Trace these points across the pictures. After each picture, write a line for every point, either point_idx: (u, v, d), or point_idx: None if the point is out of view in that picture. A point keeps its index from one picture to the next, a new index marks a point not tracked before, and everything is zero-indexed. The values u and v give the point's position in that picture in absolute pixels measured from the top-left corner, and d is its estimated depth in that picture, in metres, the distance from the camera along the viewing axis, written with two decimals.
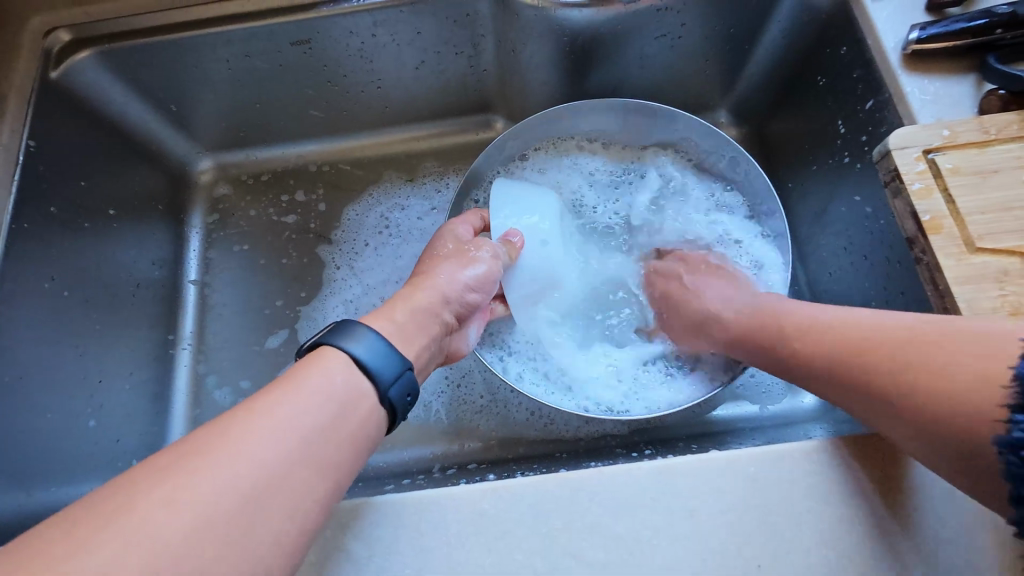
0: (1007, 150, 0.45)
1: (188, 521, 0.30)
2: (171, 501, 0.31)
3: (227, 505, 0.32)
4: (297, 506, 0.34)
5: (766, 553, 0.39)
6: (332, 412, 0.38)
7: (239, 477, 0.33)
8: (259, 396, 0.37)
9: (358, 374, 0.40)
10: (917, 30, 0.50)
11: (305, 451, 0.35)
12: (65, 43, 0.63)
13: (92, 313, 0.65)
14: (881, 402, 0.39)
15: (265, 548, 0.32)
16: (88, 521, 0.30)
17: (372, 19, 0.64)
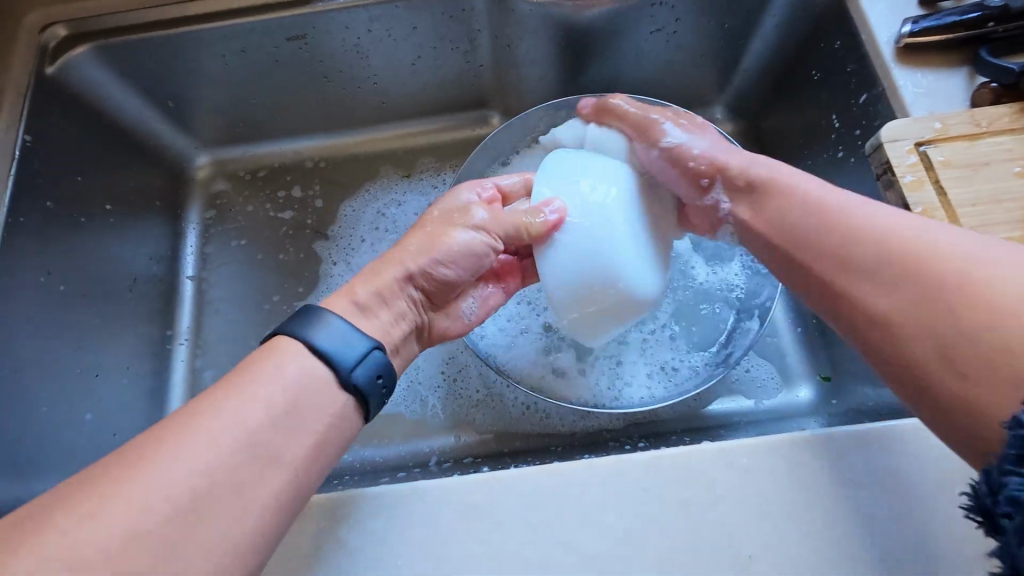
0: (997, 143, 0.45)
1: (137, 512, 0.32)
2: (124, 494, 0.32)
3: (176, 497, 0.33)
4: (251, 497, 0.35)
5: (758, 544, 0.40)
6: (290, 402, 0.38)
7: (189, 471, 0.34)
8: (219, 388, 0.38)
9: (315, 360, 0.40)
10: (909, 24, 0.50)
11: (259, 442, 0.36)
12: (62, 38, 0.63)
13: (89, 307, 0.65)
14: (933, 312, 0.35)
15: (217, 541, 0.33)
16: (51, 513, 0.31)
17: (368, 15, 0.65)
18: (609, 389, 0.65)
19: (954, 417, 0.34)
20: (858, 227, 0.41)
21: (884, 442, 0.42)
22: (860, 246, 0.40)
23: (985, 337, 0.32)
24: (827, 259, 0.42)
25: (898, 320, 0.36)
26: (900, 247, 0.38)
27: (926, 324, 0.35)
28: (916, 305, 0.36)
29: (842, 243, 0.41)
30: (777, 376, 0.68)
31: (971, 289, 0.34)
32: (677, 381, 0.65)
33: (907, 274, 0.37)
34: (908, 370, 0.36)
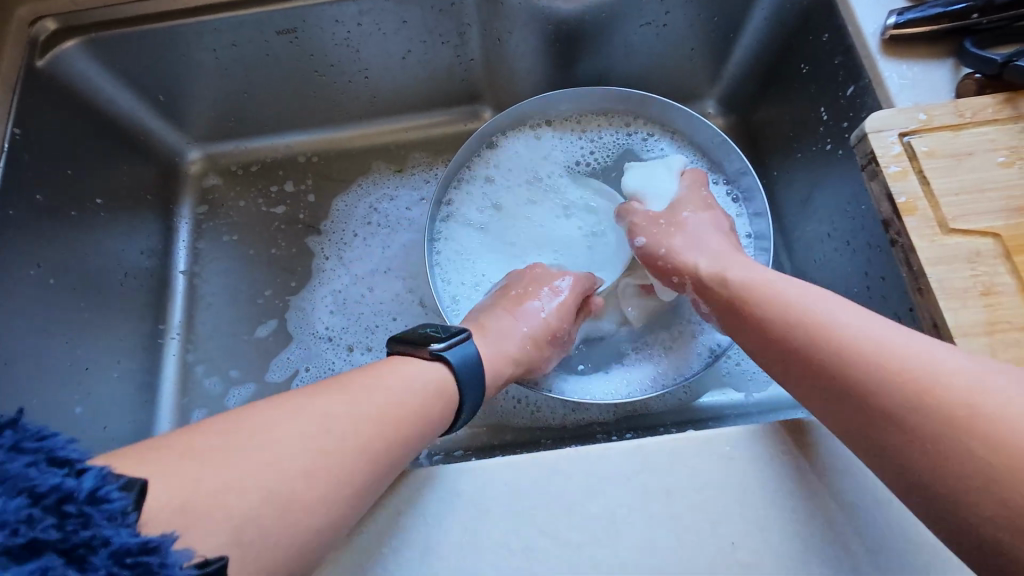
0: (981, 133, 0.45)
1: (297, 459, 0.35)
2: (285, 442, 0.36)
3: (327, 457, 0.36)
4: (374, 479, 0.39)
5: (740, 531, 0.40)
6: (423, 404, 0.43)
7: (341, 436, 0.38)
8: (367, 375, 0.43)
9: (450, 377, 0.47)
10: (895, 15, 0.50)
11: (394, 428, 0.40)
12: (52, 32, 0.63)
13: (79, 301, 0.65)
14: (916, 417, 0.34)
15: (337, 512, 0.37)
16: (214, 443, 0.35)
17: (357, 8, 0.65)
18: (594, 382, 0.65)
19: (962, 530, 0.32)
20: (806, 325, 0.41)
21: None
22: (803, 346, 0.41)
23: (932, 451, 0.33)
24: (780, 354, 0.43)
25: (879, 426, 0.36)
26: (863, 351, 0.38)
27: (869, 433, 0.36)
28: (850, 414, 0.37)
29: (790, 342, 0.42)
30: None
31: (903, 398, 0.35)
32: (665, 374, 0.65)
33: (844, 386, 0.38)
34: (907, 487, 0.35)
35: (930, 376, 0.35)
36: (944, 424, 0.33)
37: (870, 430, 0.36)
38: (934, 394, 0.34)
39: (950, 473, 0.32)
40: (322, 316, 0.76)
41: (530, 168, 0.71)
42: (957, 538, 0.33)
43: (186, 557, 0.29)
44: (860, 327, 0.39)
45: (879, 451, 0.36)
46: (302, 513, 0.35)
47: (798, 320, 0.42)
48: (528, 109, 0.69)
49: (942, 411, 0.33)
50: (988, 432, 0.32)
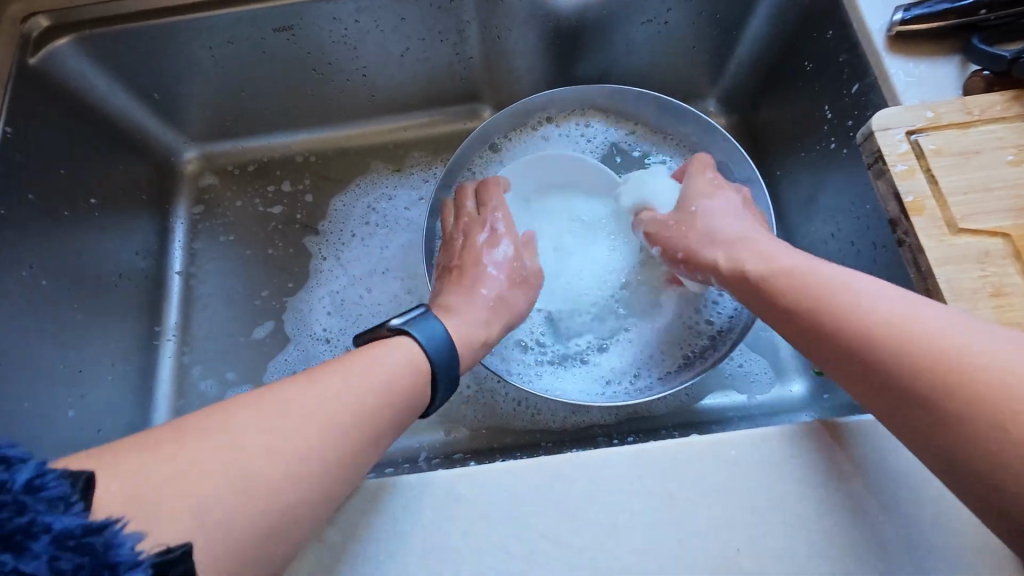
0: (989, 131, 0.44)
1: (287, 444, 0.35)
2: (270, 428, 0.35)
3: (317, 440, 0.36)
4: (367, 457, 0.39)
5: (746, 538, 0.39)
6: (411, 383, 0.43)
7: (329, 421, 0.37)
8: (348, 360, 0.42)
9: (419, 353, 0.45)
10: (901, 11, 0.49)
11: (382, 410, 0.40)
12: (45, 29, 0.62)
13: (72, 302, 0.64)
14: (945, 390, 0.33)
15: (333, 491, 0.37)
16: (193, 435, 0.34)
17: (355, 5, 0.64)
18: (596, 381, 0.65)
19: (996, 502, 0.32)
20: (841, 304, 0.39)
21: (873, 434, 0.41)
22: (838, 325, 0.39)
23: (963, 424, 0.32)
24: (812, 335, 0.40)
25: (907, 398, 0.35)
26: (888, 323, 0.37)
27: (916, 417, 0.34)
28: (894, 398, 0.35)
29: (824, 322, 0.40)
30: (770, 371, 0.67)
31: (927, 379, 0.34)
32: (667, 374, 0.64)
33: (886, 368, 0.36)
34: (937, 460, 0.34)
35: (979, 360, 0.33)
36: (997, 411, 0.31)
37: (898, 403, 0.35)
38: (962, 366, 0.33)
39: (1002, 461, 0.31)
40: (320, 316, 0.76)
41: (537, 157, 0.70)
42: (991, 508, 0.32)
43: (134, 539, 0.29)
44: (899, 306, 0.37)
45: (926, 437, 0.34)
46: (296, 496, 0.35)
47: (833, 299, 0.40)
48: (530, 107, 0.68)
49: (993, 397, 0.32)
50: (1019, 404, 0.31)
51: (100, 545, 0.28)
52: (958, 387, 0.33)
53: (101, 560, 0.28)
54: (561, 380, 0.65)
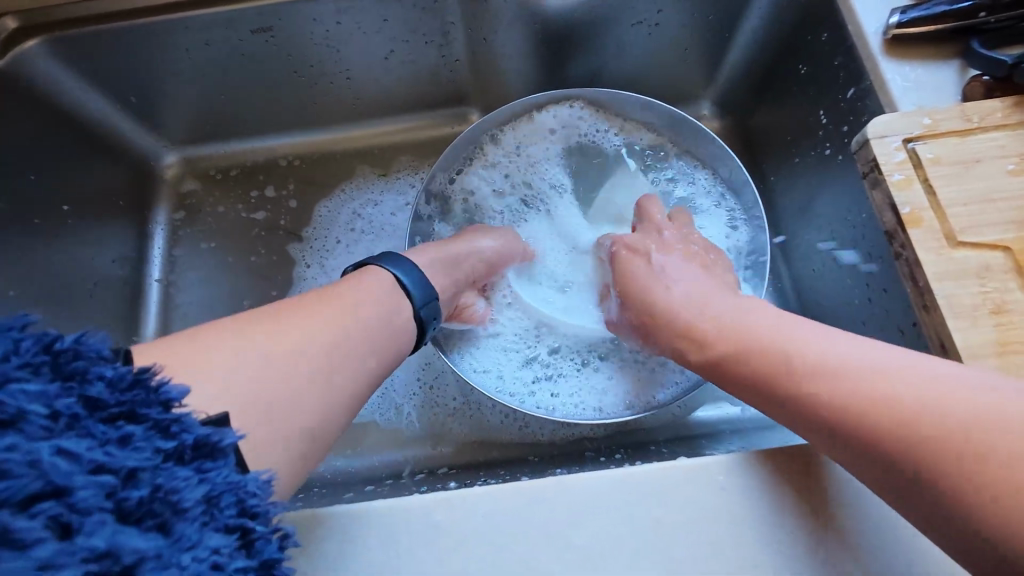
0: (990, 139, 0.42)
1: (285, 358, 0.36)
2: (269, 343, 0.37)
3: (312, 356, 0.38)
4: (339, 412, 0.39)
5: (736, 567, 0.37)
6: (384, 312, 0.44)
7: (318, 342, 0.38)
8: (316, 295, 0.42)
9: (391, 279, 0.47)
10: (898, 13, 0.48)
11: (364, 336, 0.41)
12: (13, 31, 0.59)
13: (45, 314, 0.62)
14: (892, 429, 0.33)
15: (336, 405, 0.38)
16: (200, 343, 0.35)
17: (337, 6, 0.62)
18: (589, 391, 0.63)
19: (959, 535, 0.31)
20: (816, 374, 0.38)
21: None
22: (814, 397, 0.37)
23: (917, 461, 0.32)
24: (788, 406, 0.39)
25: (859, 439, 0.35)
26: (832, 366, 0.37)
27: (902, 483, 0.33)
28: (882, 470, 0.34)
29: (800, 394, 0.38)
30: None
31: (874, 418, 0.34)
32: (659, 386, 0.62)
33: (860, 426, 0.35)
34: (898, 493, 0.34)
35: (964, 422, 0.32)
36: (990, 478, 0.30)
37: (851, 444, 0.35)
38: (908, 406, 0.33)
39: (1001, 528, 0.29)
40: None
41: (522, 169, 0.70)
42: (953, 541, 0.32)
43: (181, 386, 0.31)
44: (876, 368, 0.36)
45: (921, 506, 0.33)
46: (302, 407, 0.36)
47: (807, 368, 0.38)
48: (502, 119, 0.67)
49: (983, 461, 0.30)
50: (966, 440, 0.31)
51: (150, 384, 0.30)
52: (905, 425, 0.33)
53: (152, 397, 0.30)
54: (552, 390, 0.63)
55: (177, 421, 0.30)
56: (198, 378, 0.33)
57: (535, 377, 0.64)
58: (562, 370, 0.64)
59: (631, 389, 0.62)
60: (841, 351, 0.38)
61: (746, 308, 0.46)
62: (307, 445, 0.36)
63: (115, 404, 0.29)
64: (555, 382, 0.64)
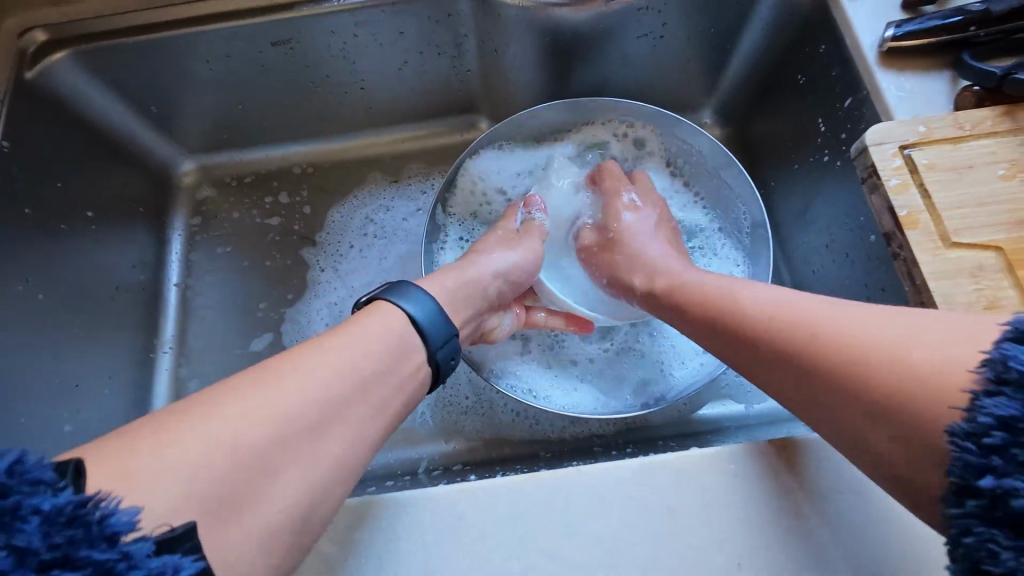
0: (982, 146, 0.45)
1: (258, 440, 0.34)
2: (243, 427, 0.34)
3: (288, 433, 0.35)
4: (343, 465, 0.38)
5: (746, 551, 0.39)
6: (381, 364, 0.42)
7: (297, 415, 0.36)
8: (307, 348, 0.40)
9: (401, 315, 0.46)
10: (892, 28, 0.50)
11: (360, 392, 0.39)
12: (41, 43, 0.61)
13: (70, 317, 0.64)
14: (842, 384, 0.35)
15: (333, 467, 0.37)
16: (166, 435, 0.33)
17: (353, 20, 0.64)
18: (592, 397, 0.65)
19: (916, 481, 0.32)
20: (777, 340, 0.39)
21: None
22: (771, 357, 0.40)
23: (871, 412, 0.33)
24: (750, 363, 0.42)
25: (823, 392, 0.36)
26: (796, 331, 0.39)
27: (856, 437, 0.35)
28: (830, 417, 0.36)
29: (771, 356, 0.40)
30: None
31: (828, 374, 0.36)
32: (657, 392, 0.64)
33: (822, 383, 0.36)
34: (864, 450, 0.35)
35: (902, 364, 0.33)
36: (927, 430, 0.31)
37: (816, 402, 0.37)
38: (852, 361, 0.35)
39: (913, 461, 0.32)
40: (317, 330, 0.76)
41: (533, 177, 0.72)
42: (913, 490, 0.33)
43: (131, 511, 0.29)
44: (820, 322, 0.38)
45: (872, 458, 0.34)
46: (271, 496, 0.34)
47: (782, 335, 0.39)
48: (503, 133, 0.69)
49: (921, 417, 0.31)
50: (896, 384, 0.32)
51: (95, 518, 0.29)
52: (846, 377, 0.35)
53: (97, 532, 0.28)
54: (560, 391, 0.65)
55: (124, 558, 0.28)
56: (189, 452, 0.32)
57: (543, 373, 0.66)
58: (569, 366, 0.67)
59: (634, 388, 0.65)
60: (807, 315, 0.39)
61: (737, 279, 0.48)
62: (296, 519, 0.35)
63: (48, 549, 0.27)
64: (561, 378, 0.66)
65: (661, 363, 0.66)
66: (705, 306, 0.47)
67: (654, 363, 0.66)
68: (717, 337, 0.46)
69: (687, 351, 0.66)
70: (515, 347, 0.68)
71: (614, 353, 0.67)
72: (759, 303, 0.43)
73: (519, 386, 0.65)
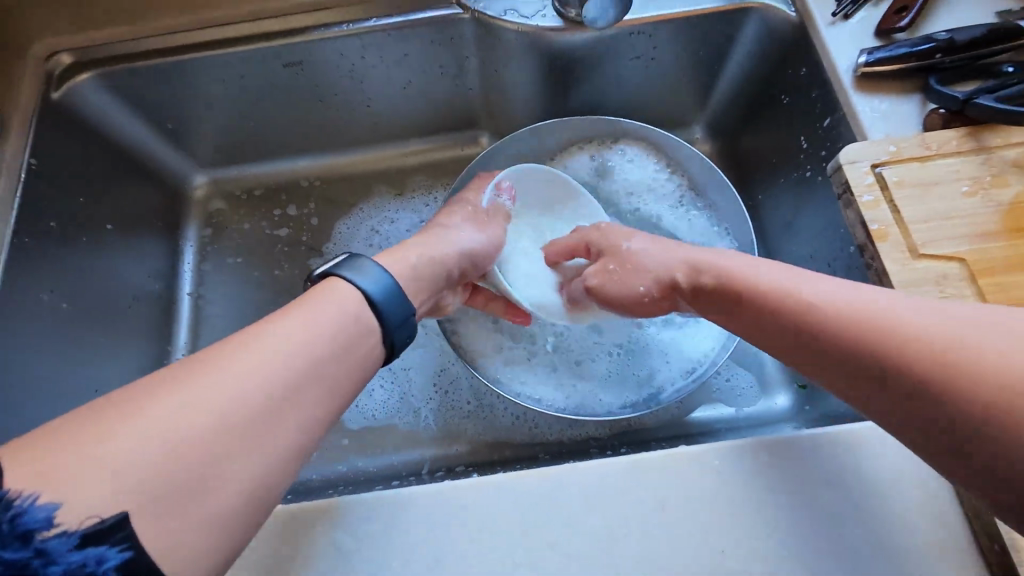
0: (947, 165, 0.48)
1: (204, 428, 0.32)
2: (206, 400, 0.33)
3: (234, 420, 0.34)
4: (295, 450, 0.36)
5: (730, 542, 0.42)
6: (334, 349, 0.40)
7: (255, 393, 0.35)
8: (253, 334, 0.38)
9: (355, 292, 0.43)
10: (866, 54, 0.54)
11: (311, 376, 0.38)
12: (67, 65, 0.65)
13: (89, 324, 0.67)
14: (933, 381, 0.32)
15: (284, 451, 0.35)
16: (116, 421, 0.32)
17: (362, 43, 0.68)
18: (588, 400, 0.68)
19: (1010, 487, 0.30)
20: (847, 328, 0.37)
21: (849, 444, 0.45)
22: (840, 346, 0.37)
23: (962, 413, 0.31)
24: (809, 354, 0.39)
25: (905, 388, 0.34)
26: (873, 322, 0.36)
27: (940, 436, 0.32)
28: (908, 414, 0.34)
29: (839, 346, 0.37)
30: (755, 385, 0.70)
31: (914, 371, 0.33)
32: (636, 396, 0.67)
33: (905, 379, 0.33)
34: (943, 449, 0.32)
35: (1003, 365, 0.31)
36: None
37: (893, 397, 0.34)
38: (942, 359, 0.32)
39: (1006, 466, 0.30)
40: None
41: None
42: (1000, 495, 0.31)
43: (47, 506, 0.28)
44: (910, 317, 0.35)
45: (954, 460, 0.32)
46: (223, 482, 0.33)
47: (856, 325, 0.36)
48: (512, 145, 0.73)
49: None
50: (995, 388, 0.30)
51: (11, 514, 0.28)
52: (937, 376, 0.32)
53: (13, 530, 0.28)
54: (558, 395, 0.68)
55: (40, 555, 0.28)
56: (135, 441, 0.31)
57: (540, 377, 0.69)
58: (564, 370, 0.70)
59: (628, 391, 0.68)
60: (880, 306, 0.36)
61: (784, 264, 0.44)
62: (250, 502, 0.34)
63: None
64: (558, 382, 0.69)
65: (653, 367, 0.69)
66: (751, 290, 0.44)
67: (646, 367, 0.69)
68: (766, 322, 0.42)
69: (677, 354, 0.69)
70: (512, 352, 0.70)
71: (607, 358, 0.70)
72: (817, 289, 0.40)
73: (519, 390, 0.68)
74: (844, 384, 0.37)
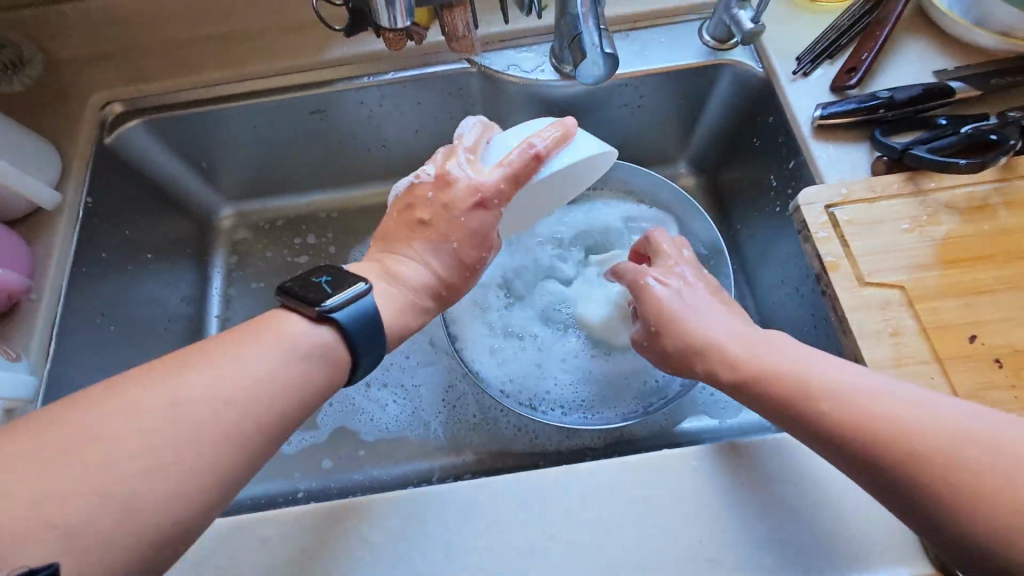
0: (890, 206, 0.56)
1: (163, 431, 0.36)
2: (183, 403, 0.38)
3: (185, 427, 0.37)
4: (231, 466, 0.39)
5: (706, 533, 0.48)
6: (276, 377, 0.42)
7: (229, 394, 0.39)
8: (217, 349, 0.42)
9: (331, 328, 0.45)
10: (821, 109, 0.62)
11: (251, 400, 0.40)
12: (118, 114, 0.74)
13: (129, 343, 0.73)
14: (951, 487, 0.37)
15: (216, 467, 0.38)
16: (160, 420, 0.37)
17: (380, 93, 0.76)
18: (578, 409, 0.72)
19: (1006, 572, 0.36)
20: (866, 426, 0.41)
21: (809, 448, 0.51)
22: (861, 442, 0.41)
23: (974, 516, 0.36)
24: (827, 442, 0.43)
25: (921, 487, 0.38)
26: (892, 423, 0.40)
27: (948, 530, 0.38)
28: (920, 505, 0.39)
29: (861, 441, 0.41)
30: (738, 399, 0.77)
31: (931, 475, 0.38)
32: (625, 404, 0.72)
33: (923, 481, 0.38)
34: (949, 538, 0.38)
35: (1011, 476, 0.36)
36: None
37: (911, 494, 0.39)
38: (957, 468, 0.37)
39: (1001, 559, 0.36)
40: None
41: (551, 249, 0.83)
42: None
43: None
44: (924, 422, 0.40)
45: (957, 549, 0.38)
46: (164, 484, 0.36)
47: (875, 423, 0.41)
48: None
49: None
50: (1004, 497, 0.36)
51: None
52: (956, 483, 0.37)
53: None
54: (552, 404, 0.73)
55: None
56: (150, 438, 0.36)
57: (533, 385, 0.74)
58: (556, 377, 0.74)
59: (620, 399, 0.73)
60: (897, 409, 0.41)
61: (793, 348, 0.48)
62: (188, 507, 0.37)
63: None
64: (550, 389, 0.74)
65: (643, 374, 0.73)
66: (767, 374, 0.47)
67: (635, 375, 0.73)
68: (782, 404, 0.45)
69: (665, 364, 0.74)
70: (508, 362, 0.76)
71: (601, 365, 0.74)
72: (834, 381, 0.44)
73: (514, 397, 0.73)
74: (860, 472, 0.41)
